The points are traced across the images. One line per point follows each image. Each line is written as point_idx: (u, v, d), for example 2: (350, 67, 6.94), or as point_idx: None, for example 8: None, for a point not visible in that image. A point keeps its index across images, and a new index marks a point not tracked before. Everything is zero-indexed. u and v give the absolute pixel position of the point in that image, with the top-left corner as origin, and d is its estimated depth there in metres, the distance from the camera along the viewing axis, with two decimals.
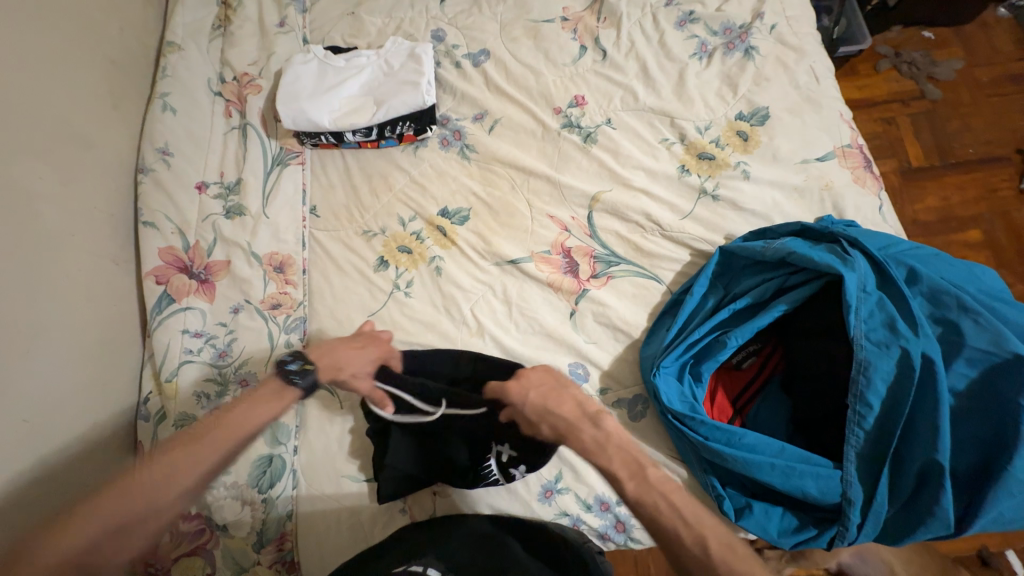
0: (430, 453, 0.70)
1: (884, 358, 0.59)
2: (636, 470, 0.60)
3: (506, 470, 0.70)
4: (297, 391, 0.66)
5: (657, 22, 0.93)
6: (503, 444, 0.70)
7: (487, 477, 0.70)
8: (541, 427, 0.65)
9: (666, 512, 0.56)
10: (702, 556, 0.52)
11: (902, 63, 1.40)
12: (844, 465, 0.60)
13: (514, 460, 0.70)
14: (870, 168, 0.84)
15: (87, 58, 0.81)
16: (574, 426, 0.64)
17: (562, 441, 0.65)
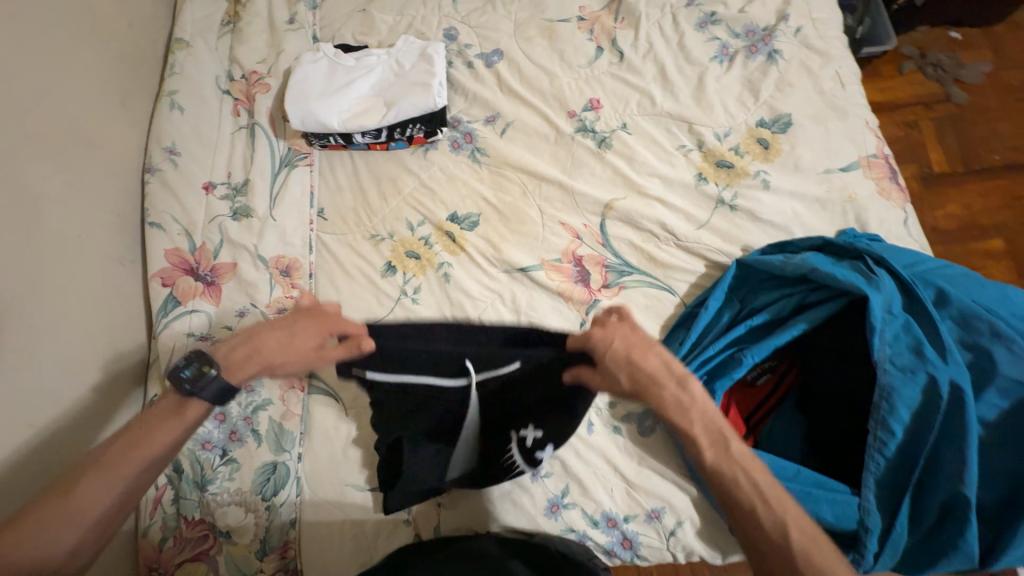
0: (455, 440, 0.69)
1: (908, 384, 0.58)
2: (718, 437, 0.54)
3: (529, 454, 0.69)
4: (200, 402, 0.55)
5: (677, 23, 0.90)
6: (528, 426, 0.69)
7: (511, 468, 0.68)
8: (619, 375, 0.60)
9: (747, 487, 0.50)
10: (780, 540, 0.47)
11: (927, 65, 1.35)
12: (862, 492, 0.58)
13: (539, 443, 0.69)
14: (896, 179, 0.81)
15: (95, 56, 0.80)
16: (659, 381, 0.59)
17: (637, 396, 0.60)
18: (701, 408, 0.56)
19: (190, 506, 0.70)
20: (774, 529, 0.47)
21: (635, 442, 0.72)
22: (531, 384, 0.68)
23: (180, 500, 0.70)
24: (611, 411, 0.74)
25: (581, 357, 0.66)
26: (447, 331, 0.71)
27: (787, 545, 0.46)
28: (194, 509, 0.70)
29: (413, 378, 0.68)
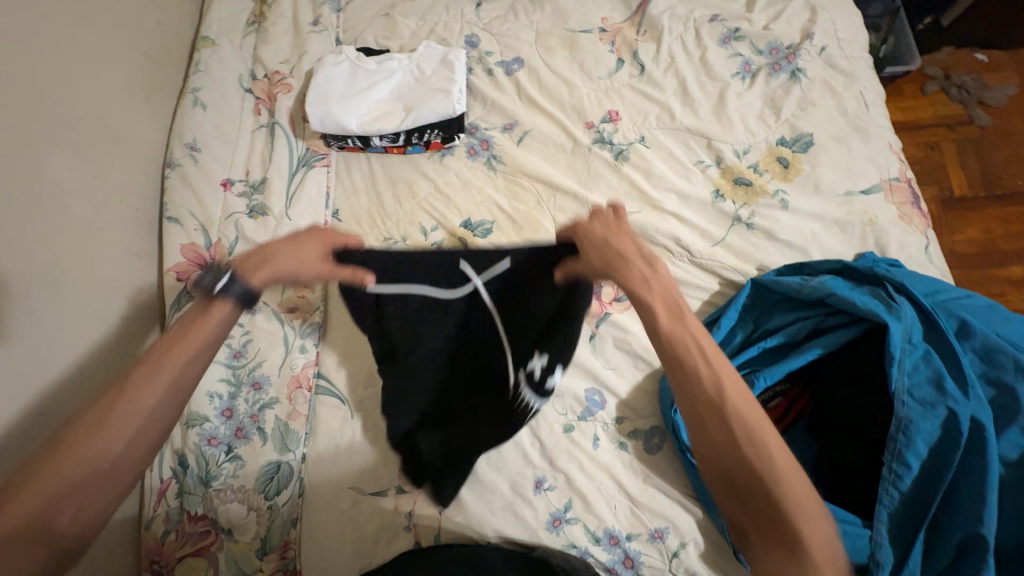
0: (459, 368, 0.73)
1: (928, 418, 0.56)
2: (675, 309, 0.54)
3: (539, 383, 0.70)
4: (224, 304, 0.53)
5: (699, 38, 0.90)
6: (534, 358, 0.70)
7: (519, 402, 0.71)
8: (590, 258, 0.64)
9: (693, 350, 0.50)
10: (714, 395, 0.47)
11: (951, 87, 1.33)
12: (874, 526, 0.57)
13: (546, 370, 0.70)
14: (918, 205, 0.79)
15: (123, 52, 0.82)
16: (626, 260, 0.60)
17: (606, 272, 0.62)
18: (662, 285, 0.57)
19: (193, 501, 0.70)
20: (711, 385, 0.48)
21: (641, 460, 0.72)
22: (519, 293, 0.72)
23: (184, 494, 0.71)
24: (617, 426, 0.73)
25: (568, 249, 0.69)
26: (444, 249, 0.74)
27: (723, 403, 0.47)
28: (196, 505, 0.70)
29: (415, 288, 0.73)
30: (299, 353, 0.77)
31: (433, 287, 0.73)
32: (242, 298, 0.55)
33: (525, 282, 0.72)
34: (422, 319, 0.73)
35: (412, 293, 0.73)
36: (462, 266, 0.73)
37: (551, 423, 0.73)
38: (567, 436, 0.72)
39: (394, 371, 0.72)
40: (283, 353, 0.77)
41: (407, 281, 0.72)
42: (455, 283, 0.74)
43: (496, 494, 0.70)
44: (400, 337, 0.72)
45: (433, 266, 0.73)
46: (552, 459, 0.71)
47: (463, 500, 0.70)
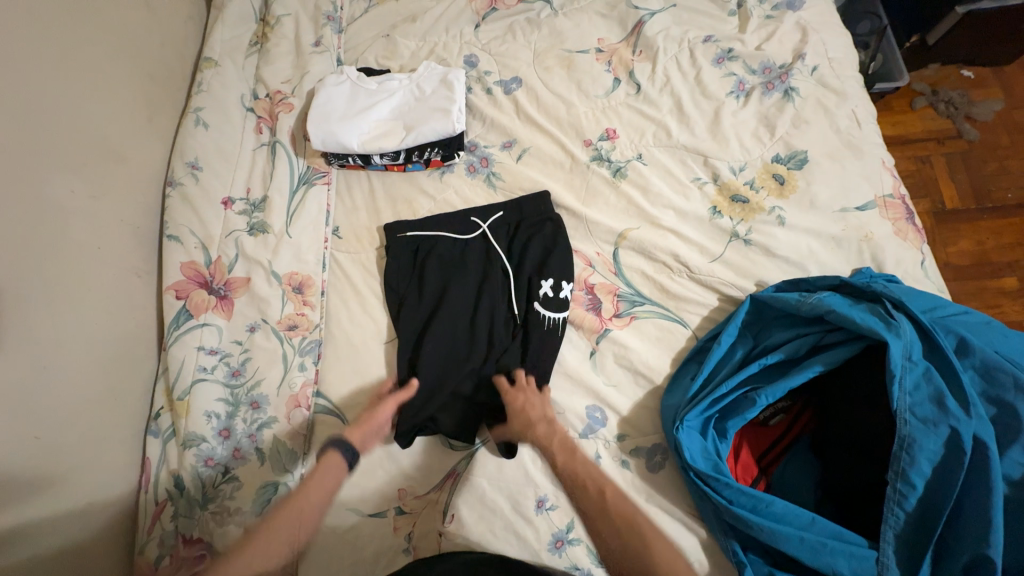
0: (465, 350, 0.78)
1: (930, 437, 0.56)
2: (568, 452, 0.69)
3: (557, 297, 0.78)
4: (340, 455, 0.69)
5: (694, 58, 0.92)
6: (543, 280, 0.79)
7: (547, 322, 0.77)
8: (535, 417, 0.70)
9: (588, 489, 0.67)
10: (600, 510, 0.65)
11: (939, 102, 1.36)
12: (880, 546, 0.57)
13: (557, 284, 0.79)
14: (912, 220, 0.80)
15: (126, 73, 0.83)
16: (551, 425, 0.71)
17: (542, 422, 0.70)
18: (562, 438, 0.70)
19: (189, 525, 0.69)
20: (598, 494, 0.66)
21: (644, 479, 0.70)
22: (503, 244, 0.84)
23: (179, 517, 0.70)
24: (619, 443, 0.72)
25: (539, 220, 0.84)
26: (453, 211, 0.86)
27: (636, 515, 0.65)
28: (193, 528, 0.69)
29: (439, 235, 0.84)
30: (298, 372, 0.76)
31: (452, 231, 0.85)
32: (345, 451, 0.69)
33: (505, 238, 0.84)
34: (447, 263, 0.83)
35: (438, 241, 0.84)
36: (472, 216, 0.85)
37: None
38: None
39: (422, 312, 0.80)
40: (282, 372, 0.76)
41: (431, 230, 0.84)
42: (466, 230, 0.85)
43: (497, 514, 0.69)
44: (430, 278, 0.82)
45: (452, 217, 0.85)
46: (553, 478, 0.70)
47: (464, 520, 0.68)
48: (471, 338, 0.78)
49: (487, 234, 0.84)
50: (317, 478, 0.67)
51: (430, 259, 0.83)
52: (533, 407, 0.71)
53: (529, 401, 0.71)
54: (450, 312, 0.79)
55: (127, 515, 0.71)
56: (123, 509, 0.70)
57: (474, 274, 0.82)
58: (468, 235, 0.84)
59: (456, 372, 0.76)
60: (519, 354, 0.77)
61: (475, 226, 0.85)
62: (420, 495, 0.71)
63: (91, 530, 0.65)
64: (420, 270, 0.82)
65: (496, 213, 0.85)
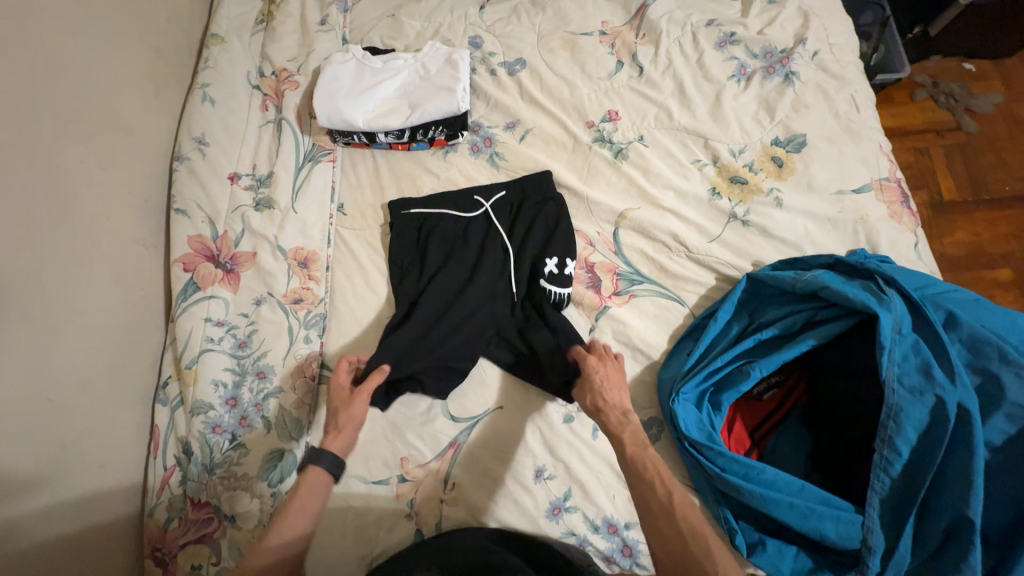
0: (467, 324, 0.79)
1: (917, 405, 0.58)
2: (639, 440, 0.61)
3: (560, 275, 0.79)
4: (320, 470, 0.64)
5: (697, 41, 0.93)
6: (547, 259, 0.80)
7: (551, 298, 0.79)
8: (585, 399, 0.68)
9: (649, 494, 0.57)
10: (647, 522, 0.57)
11: (939, 94, 1.37)
12: (865, 511, 0.59)
13: (560, 262, 0.80)
14: (908, 204, 0.82)
15: (134, 48, 0.84)
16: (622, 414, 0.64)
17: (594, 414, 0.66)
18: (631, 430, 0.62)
19: (197, 489, 0.71)
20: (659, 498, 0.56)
21: None
22: (505, 223, 0.85)
23: (188, 481, 0.71)
24: None
25: (542, 199, 0.85)
26: (458, 189, 0.87)
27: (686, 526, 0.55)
28: (201, 492, 0.71)
29: (443, 212, 0.85)
30: (303, 344, 0.78)
31: (456, 209, 0.86)
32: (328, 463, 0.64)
33: (508, 217, 0.86)
34: (451, 241, 0.85)
35: (441, 219, 0.85)
36: (475, 195, 0.86)
37: (551, 414, 0.74)
38: (567, 426, 0.74)
39: (422, 286, 0.82)
40: (288, 344, 0.78)
41: (435, 207, 0.85)
42: (471, 208, 0.86)
43: (497, 484, 0.71)
44: (433, 254, 0.83)
45: (456, 195, 0.86)
46: (552, 448, 0.73)
47: (465, 488, 0.71)
48: (468, 312, 0.79)
49: (490, 213, 0.85)
50: (301, 495, 0.62)
51: (434, 236, 0.84)
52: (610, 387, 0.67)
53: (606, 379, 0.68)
54: (446, 285, 0.81)
55: (137, 479, 0.73)
56: (133, 473, 0.72)
57: (474, 251, 0.84)
58: (472, 213, 0.86)
59: (450, 342, 0.77)
60: (522, 330, 0.78)
61: (478, 205, 0.86)
62: (422, 464, 0.72)
63: (100, 491, 0.68)
64: (424, 247, 0.84)
65: (500, 192, 0.86)
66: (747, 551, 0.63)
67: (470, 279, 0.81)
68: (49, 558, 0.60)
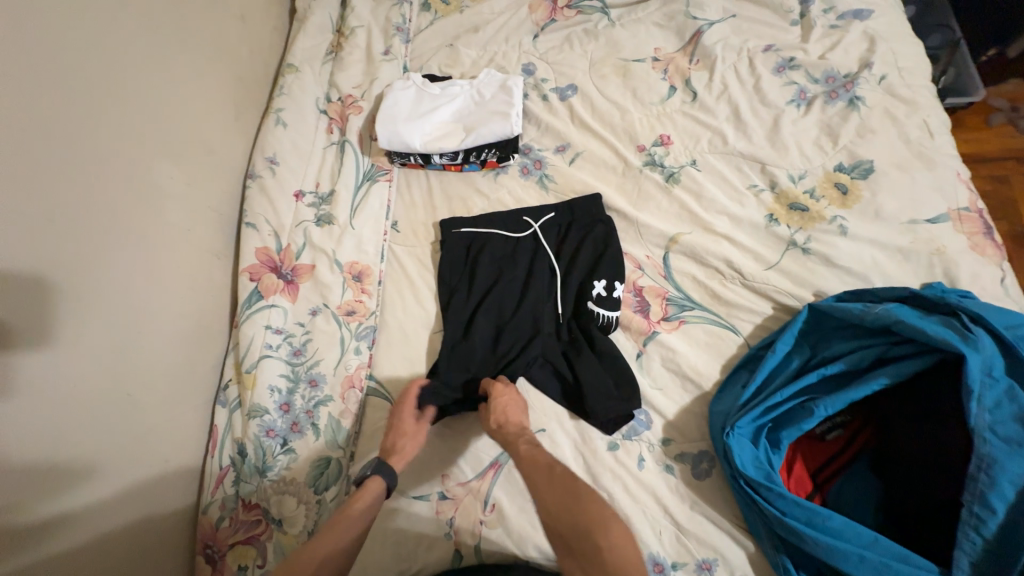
0: (511, 343, 0.79)
1: (1013, 458, 0.52)
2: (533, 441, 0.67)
3: (608, 298, 0.79)
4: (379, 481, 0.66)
5: (754, 66, 0.92)
6: (595, 282, 0.80)
7: (598, 321, 0.78)
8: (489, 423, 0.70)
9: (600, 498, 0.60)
10: None
11: (1019, 119, 1.28)
12: (952, 573, 0.53)
13: (609, 286, 0.79)
14: (991, 235, 0.75)
15: (220, 77, 0.92)
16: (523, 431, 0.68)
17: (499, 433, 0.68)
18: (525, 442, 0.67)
19: (249, 490, 0.73)
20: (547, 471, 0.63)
21: (689, 485, 0.69)
22: (552, 244, 0.86)
23: (240, 482, 0.74)
24: (663, 447, 0.71)
25: (591, 222, 0.86)
26: (508, 211, 0.89)
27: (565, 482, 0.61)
28: (251, 493, 0.74)
29: (492, 233, 0.87)
30: (354, 355, 0.80)
31: (505, 230, 0.87)
32: (386, 475, 0.66)
33: (556, 239, 0.86)
34: (499, 260, 0.86)
35: (490, 239, 0.87)
36: (524, 217, 0.88)
37: (595, 441, 0.73)
38: (611, 454, 0.71)
39: (470, 304, 0.83)
40: (340, 354, 0.81)
41: (485, 227, 0.87)
42: (520, 229, 0.87)
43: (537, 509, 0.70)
44: (480, 273, 0.85)
45: (506, 216, 0.88)
46: (595, 477, 0.70)
47: (505, 511, 0.70)
48: (514, 332, 0.80)
49: (538, 234, 0.86)
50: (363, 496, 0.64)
51: (482, 255, 0.86)
52: (514, 408, 0.71)
53: (510, 401, 0.71)
54: (494, 305, 0.82)
55: (194, 477, 0.77)
56: (192, 471, 0.76)
57: (522, 271, 0.85)
58: (520, 235, 0.87)
59: (497, 363, 0.78)
60: (568, 354, 0.78)
61: (527, 226, 0.87)
62: (462, 482, 0.72)
63: (162, 485, 0.71)
64: (472, 265, 0.86)
65: (549, 214, 0.87)
66: None
67: (519, 299, 0.82)
68: (113, 547, 0.63)
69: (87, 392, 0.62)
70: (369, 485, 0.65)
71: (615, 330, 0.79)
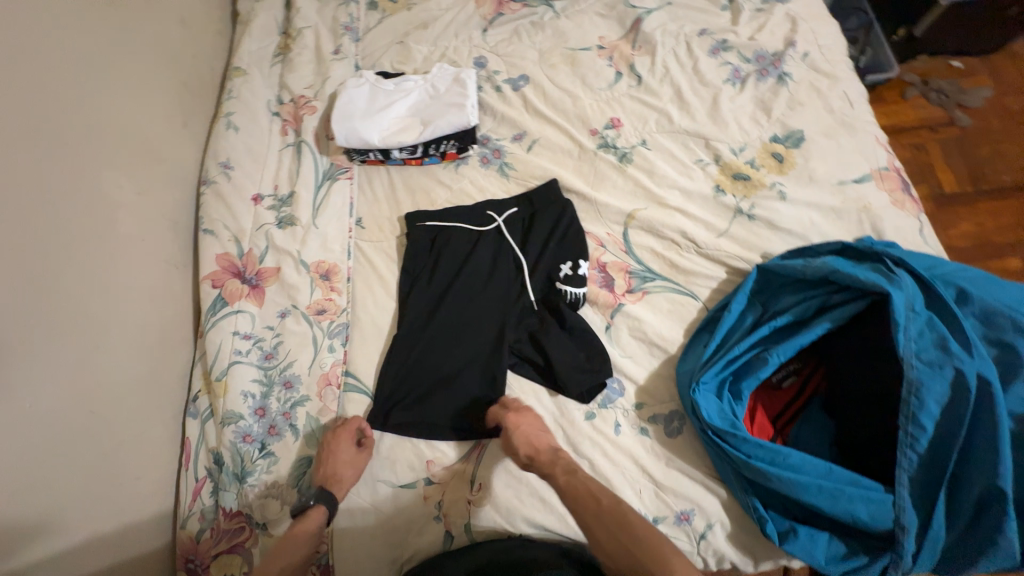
0: (482, 328, 0.81)
1: (937, 379, 0.59)
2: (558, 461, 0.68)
3: (576, 277, 0.81)
4: (318, 511, 0.67)
5: (691, 50, 0.97)
6: (565, 264, 0.83)
7: (567, 299, 0.80)
8: (518, 453, 0.68)
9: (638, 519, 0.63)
10: None
11: (930, 92, 1.41)
12: (896, 490, 0.59)
13: (575, 266, 0.82)
14: (909, 191, 0.84)
15: (163, 83, 0.90)
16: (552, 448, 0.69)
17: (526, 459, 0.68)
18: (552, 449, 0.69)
19: (228, 499, 0.72)
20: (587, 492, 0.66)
21: (663, 443, 0.73)
22: (518, 230, 0.88)
23: (219, 492, 0.73)
24: (637, 411, 0.75)
25: (552, 208, 0.88)
26: (473, 204, 0.90)
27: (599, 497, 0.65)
28: (230, 501, 0.72)
29: (458, 225, 0.88)
30: (328, 354, 0.80)
31: (468, 223, 0.89)
32: (328, 503, 0.68)
33: (523, 226, 0.89)
34: (466, 251, 0.87)
35: (454, 232, 0.88)
36: (488, 208, 0.89)
37: (573, 413, 0.75)
38: (589, 423, 0.74)
39: (432, 296, 0.84)
40: (313, 354, 0.80)
41: (449, 220, 0.89)
42: (485, 220, 0.89)
43: (523, 484, 0.72)
44: (448, 264, 0.86)
45: (471, 210, 0.89)
46: (576, 446, 0.73)
47: (491, 488, 0.72)
48: (485, 317, 0.81)
49: (502, 227, 0.88)
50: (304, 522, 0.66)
51: (449, 246, 0.87)
52: (535, 430, 0.70)
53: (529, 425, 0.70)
54: (463, 291, 0.83)
55: (170, 492, 0.74)
56: (167, 486, 0.74)
57: (488, 260, 0.86)
58: (485, 226, 0.88)
59: (468, 350, 0.79)
60: (540, 331, 0.80)
61: (490, 220, 0.89)
62: (447, 466, 0.73)
63: (134, 503, 0.69)
64: (436, 257, 0.87)
65: (512, 205, 0.90)
66: (779, 540, 0.64)
67: (486, 284, 0.84)
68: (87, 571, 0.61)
69: (46, 410, 0.60)
70: (310, 516, 0.67)
71: (582, 308, 0.82)
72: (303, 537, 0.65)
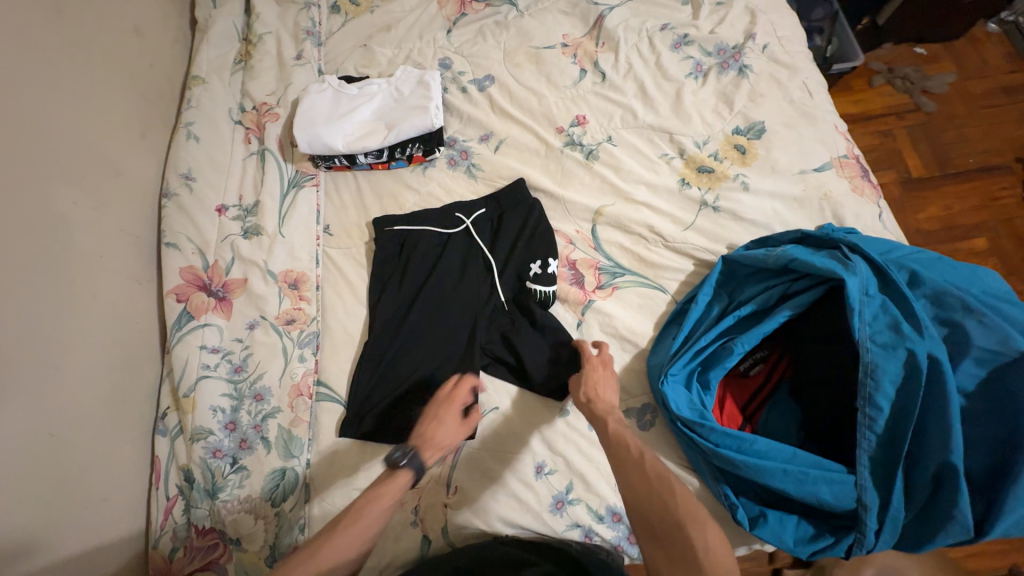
0: (454, 331, 0.80)
1: (891, 360, 0.61)
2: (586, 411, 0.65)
3: (546, 275, 0.81)
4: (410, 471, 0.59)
5: (653, 45, 0.98)
6: (534, 263, 0.83)
7: (538, 298, 0.81)
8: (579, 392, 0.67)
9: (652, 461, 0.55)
10: None
11: (895, 79, 1.44)
12: (857, 471, 0.61)
13: (544, 265, 0.82)
14: (867, 177, 0.86)
15: (119, 94, 0.88)
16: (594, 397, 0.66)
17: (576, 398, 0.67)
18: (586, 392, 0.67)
19: (200, 516, 0.71)
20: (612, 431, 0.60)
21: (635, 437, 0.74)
22: (486, 231, 0.88)
23: (190, 510, 0.72)
24: None
25: (520, 208, 0.88)
26: (440, 207, 0.90)
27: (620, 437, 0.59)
28: (202, 519, 0.71)
29: (426, 228, 0.88)
30: (298, 364, 0.79)
31: (436, 226, 0.88)
32: (418, 467, 0.59)
33: (491, 227, 0.88)
34: (435, 254, 0.87)
35: (423, 235, 0.88)
36: (456, 210, 0.89)
37: (546, 411, 0.76)
38: (562, 421, 0.75)
39: (402, 301, 0.83)
40: (283, 365, 0.79)
41: (418, 223, 0.88)
42: (453, 222, 0.88)
43: (499, 484, 0.72)
44: (417, 267, 0.85)
45: (440, 213, 0.89)
46: (550, 443, 0.74)
47: (467, 490, 0.72)
48: (457, 319, 0.81)
49: (470, 228, 0.88)
50: (388, 483, 0.58)
51: (418, 250, 0.87)
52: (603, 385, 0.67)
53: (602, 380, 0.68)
54: (434, 295, 0.83)
55: (139, 512, 0.73)
56: (136, 506, 0.73)
57: (458, 262, 0.86)
58: (454, 229, 0.88)
59: (440, 354, 0.79)
60: (512, 331, 0.80)
61: (458, 221, 0.88)
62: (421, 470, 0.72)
63: (102, 526, 0.68)
64: (405, 262, 0.86)
65: (479, 206, 0.89)
66: (750, 525, 0.65)
67: (457, 286, 0.84)
68: None
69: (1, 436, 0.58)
70: (397, 478, 0.58)
71: (553, 308, 0.82)
72: (388, 498, 0.57)
